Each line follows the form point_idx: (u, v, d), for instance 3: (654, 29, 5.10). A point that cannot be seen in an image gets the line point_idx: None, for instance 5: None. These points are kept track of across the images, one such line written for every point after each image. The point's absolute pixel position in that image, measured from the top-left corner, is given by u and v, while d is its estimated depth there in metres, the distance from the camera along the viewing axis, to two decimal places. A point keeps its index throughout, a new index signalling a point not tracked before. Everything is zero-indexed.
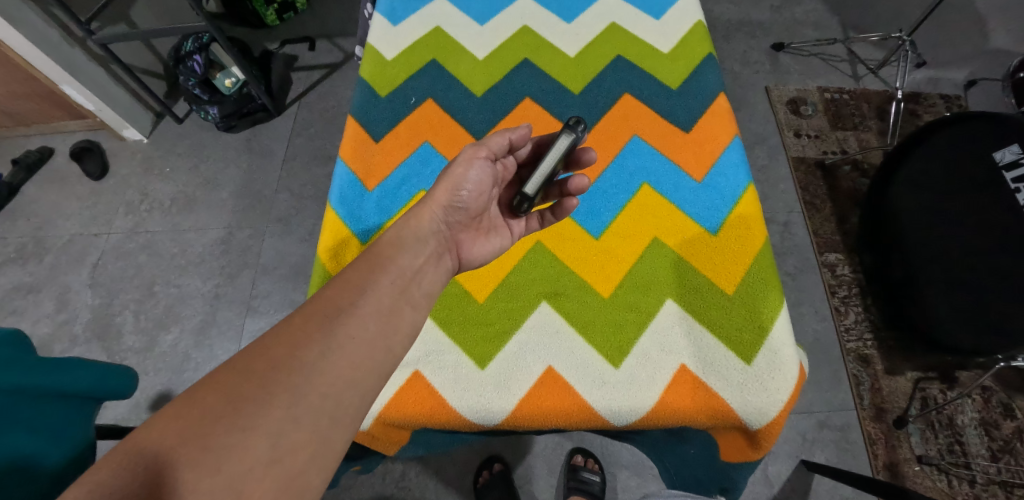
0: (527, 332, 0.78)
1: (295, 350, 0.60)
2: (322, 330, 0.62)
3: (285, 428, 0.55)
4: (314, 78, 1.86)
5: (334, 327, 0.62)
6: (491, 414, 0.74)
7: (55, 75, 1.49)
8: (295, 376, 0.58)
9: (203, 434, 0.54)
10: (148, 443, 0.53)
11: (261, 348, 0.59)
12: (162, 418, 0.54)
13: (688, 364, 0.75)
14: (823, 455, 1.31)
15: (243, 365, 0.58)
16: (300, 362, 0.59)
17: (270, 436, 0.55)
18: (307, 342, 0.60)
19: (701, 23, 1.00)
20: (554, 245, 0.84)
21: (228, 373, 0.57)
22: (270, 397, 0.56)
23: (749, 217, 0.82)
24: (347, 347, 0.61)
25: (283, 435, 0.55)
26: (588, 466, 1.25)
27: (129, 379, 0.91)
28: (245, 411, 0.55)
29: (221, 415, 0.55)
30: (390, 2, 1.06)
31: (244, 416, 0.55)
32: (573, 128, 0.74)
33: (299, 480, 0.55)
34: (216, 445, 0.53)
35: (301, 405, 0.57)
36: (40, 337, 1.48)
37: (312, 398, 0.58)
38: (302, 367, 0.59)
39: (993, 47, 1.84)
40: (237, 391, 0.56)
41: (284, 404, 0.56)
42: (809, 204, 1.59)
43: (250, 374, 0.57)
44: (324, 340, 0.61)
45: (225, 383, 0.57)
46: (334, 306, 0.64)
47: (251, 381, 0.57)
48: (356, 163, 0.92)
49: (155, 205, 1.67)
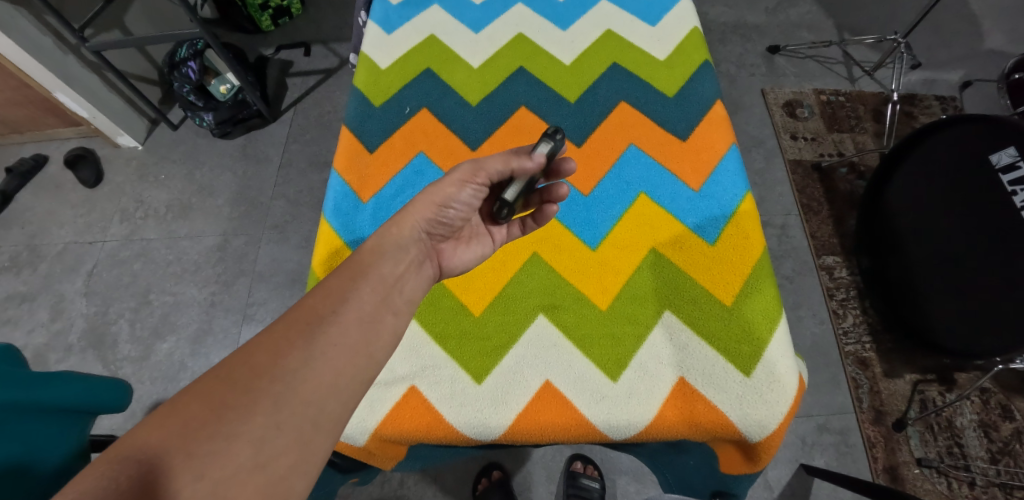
0: (524, 345, 0.77)
1: (278, 358, 0.59)
2: (308, 336, 0.61)
3: (268, 434, 0.55)
4: (310, 84, 1.85)
5: (321, 334, 0.62)
6: (488, 430, 0.73)
7: (47, 82, 1.48)
8: (279, 384, 0.57)
9: (187, 441, 0.53)
10: (132, 451, 0.52)
11: (245, 356, 0.59)
12: (147, 425, 0.53)
13: (687, 377, 0.74)
14: (823, 458, 1.31)
15: (226, 373, 0.57)
16: (284, 371, 0.58)
17: (254, 443, 0.54)
18: (291, 349, 0.60)
19: (697, 30, 1.00)
20: (551, 256, 0.83)
21: (213, 380, 0.57)
22: (253, 405, 0.56)
23: (747, 226, 0.82)
24: (329, 355, 0.61)
25: (267, 442, 0.55)
26: (587, 473, 1.24)
27: (124, 393, 0.90)
28: (229, 419, 0.54)
29: (204, 422, 0.54)
30: (384, 10, 1.05)
31: (228, 424, 0.54)
32: (553, 135, 0.74)
33: (282, 485, 0.54)
34: (201, 452, 0.52)
35: (285, 411, 0.56)
36: (35, 347, 1.47)
37: (293, 405, 0.57)
38: (286, 376, 0.58)
39: (987, 48, 1.84)
40: (220, 399, 0.55)
41: (267, 411, 0.56)
42: (806, 207, 1.59)
43: (235, 382, 0.57)
44: (305, 347, 0.60)
45: (208, 391, 0.56)
46: (316, 315, 0.63)
47: (233, 388, 0.56)
48: (350, 174, 0.91)
49: (150, 212, 1.66)
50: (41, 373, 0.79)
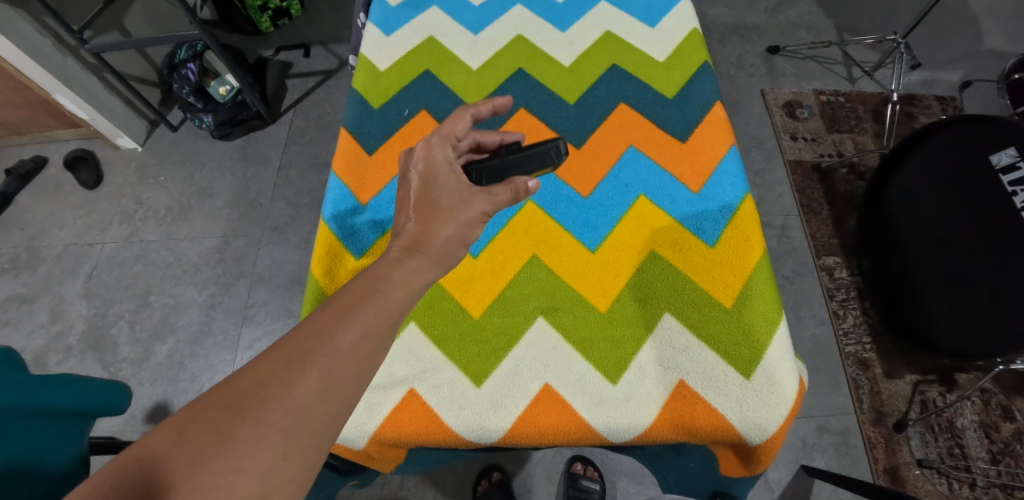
0: (523, 348, 0.77)
1: (286, 377, 0.52)
2: (326, 361, 0.54)
3: (274, 465, 0.49)
4: (309, 85, 1.85)
5: (340, 358, 0.55)
6: (488, 433, 0.73)
7: (47, 83, 1.48)
8: (291, 416, 0.51)
9: (191, 472, 0.47)
10: (130, 472, 0.47)
11: (257, 381, 0.52)
12: (151, 438, 0.48)
13: (687, 379, 0.74)
14: (823, 459, 1.30)
15: (230, 390, 0.51)
16: (296, 401, 0.51)
17: (260, 475, 0.49)
18: (306, 376, 0.52)
19: (696, 31, 0.99)
20: (550, 259, 0.82)
21: (220, 404, 0.50)
22: (263, 438, 0.49)
23: (747, 228, 0.81)
24: (342, 376, 0.54)
25: (273, 477, 0.49)
26: (588, 474, 1.24)
27: (123, 396, 0.91)
28: (233, 449, 0.49)
29: (209, 454, 0.48)
30: (383, 11, 1.05)
31: (231, 453, 0.48)
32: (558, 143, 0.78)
33: None
34: (202, 484, 0.47)
35: (294, 439, 0.51)
36: (35, 349, 1.47)
37: (303, 436, 0.51)
38: (298, 408, 0.51)
39: (987, 48, 1.84)
40: (224, 422, 0.49)
41: (275, 441, 0.50)
42: (807, 208, 1.58)
43: (244, 412, 0.50)
44: (316, 365, 0.53)
45: (215, 420, 0.49)
46: (325, 327, 0.56)
47: (238, 410, 0.50)
48: (350, 177, 0.91)
49: (150, 214, 1.66)
50: (43, 376, 0.80)
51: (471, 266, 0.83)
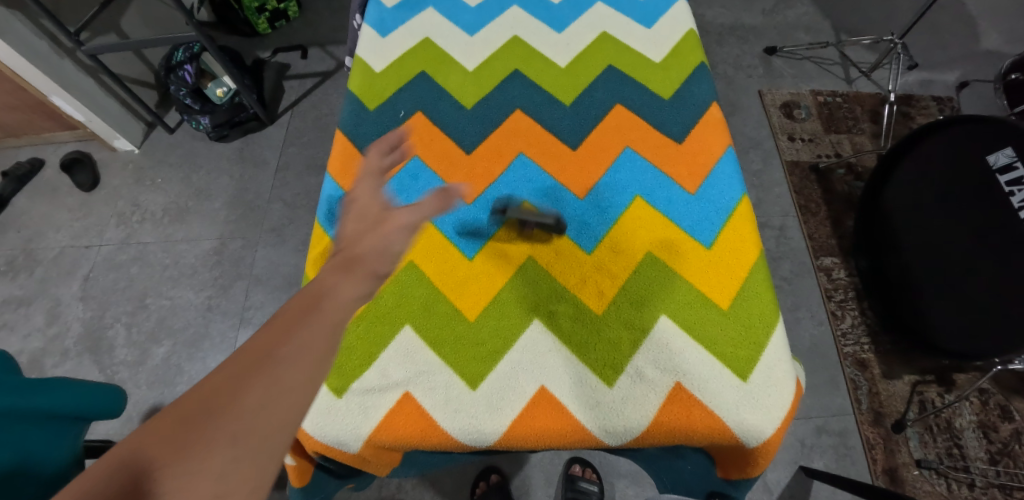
0: (519, 351, 0.76)
1: (265, 366, 0.48)
2: (303, 349, 0.49)
3: (246, 466, 0.45)
4: (307, 86, 1.85)
5: (314, 346, 0.50)
6: (484, 436, 0.72)
7: (43, 85, 1.47)
8: (267, 409, 0.46)
9: (169, 473, 0.43)
10: (103, 477, 0.43)
11: (230, 375, 0.47)
12: (129, 439, 0.44)
13: (684, 381, 0.73)
14: (822, 460, 1.30)
15: (208, 387, 0.47)
16: (275, 389, 0.47)
17: (232, 476, 0.44)
18: (282, 368, 0.48)
19: (693, 32, 1.00)
20: (546, 260, 0.82)
21: (195, 402, 0.46)
22: (241, 432, 0.45)
23: (743, 230, 0.82)
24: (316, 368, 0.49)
25: (245, 478, 0.45)
26: (586, 476, 1.24)
27: (119, 400, 0.93)
28: (210, 448, 0.44)
29: (187, 453, 0.44)
30: (379, 13, 1.05)
31: (209, 451, 0.44)
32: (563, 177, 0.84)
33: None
34: (180, 485, 0.43)
35: (269, 436, 0.46)
36: (31, 352, 1.46)
37: (277, 428, 0.47)
38: (274, 398, 0.47)
39: (984, 48, 1.84)
40: (199, 419, 0.45)
41: (253, 436, 0.45)
42: (805, 208, 1.58)
43: (221, 408, 0.46)
44: (294, 356, 0.49)
45: (192, 417, 0.45)
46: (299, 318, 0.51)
47: (214, 407, 0.46)
48: (344, 178, 0.90)
49: (147, 216, 1.65)
50: (34, 380, 0.81)
51: (467, 268, 0.82)
